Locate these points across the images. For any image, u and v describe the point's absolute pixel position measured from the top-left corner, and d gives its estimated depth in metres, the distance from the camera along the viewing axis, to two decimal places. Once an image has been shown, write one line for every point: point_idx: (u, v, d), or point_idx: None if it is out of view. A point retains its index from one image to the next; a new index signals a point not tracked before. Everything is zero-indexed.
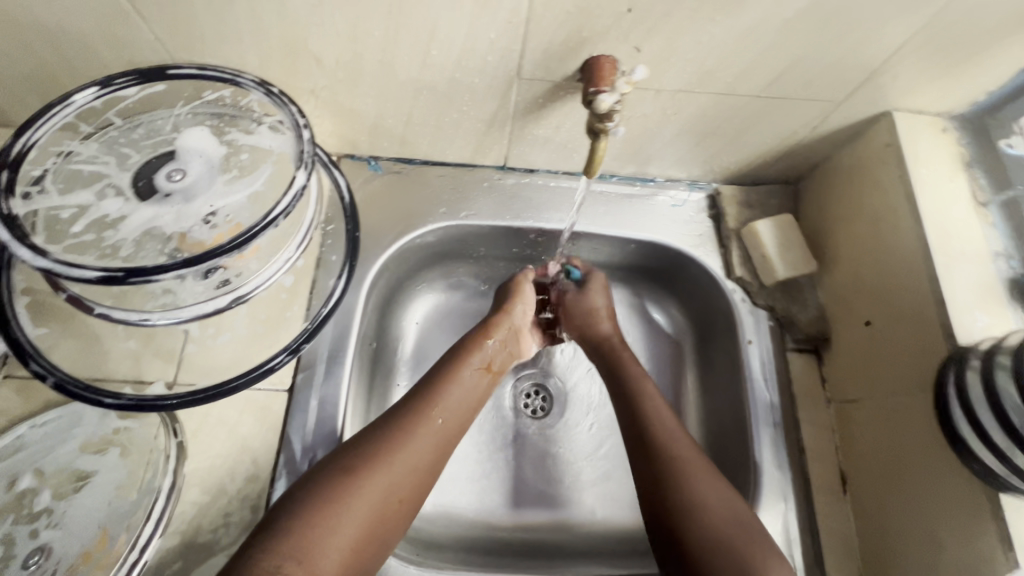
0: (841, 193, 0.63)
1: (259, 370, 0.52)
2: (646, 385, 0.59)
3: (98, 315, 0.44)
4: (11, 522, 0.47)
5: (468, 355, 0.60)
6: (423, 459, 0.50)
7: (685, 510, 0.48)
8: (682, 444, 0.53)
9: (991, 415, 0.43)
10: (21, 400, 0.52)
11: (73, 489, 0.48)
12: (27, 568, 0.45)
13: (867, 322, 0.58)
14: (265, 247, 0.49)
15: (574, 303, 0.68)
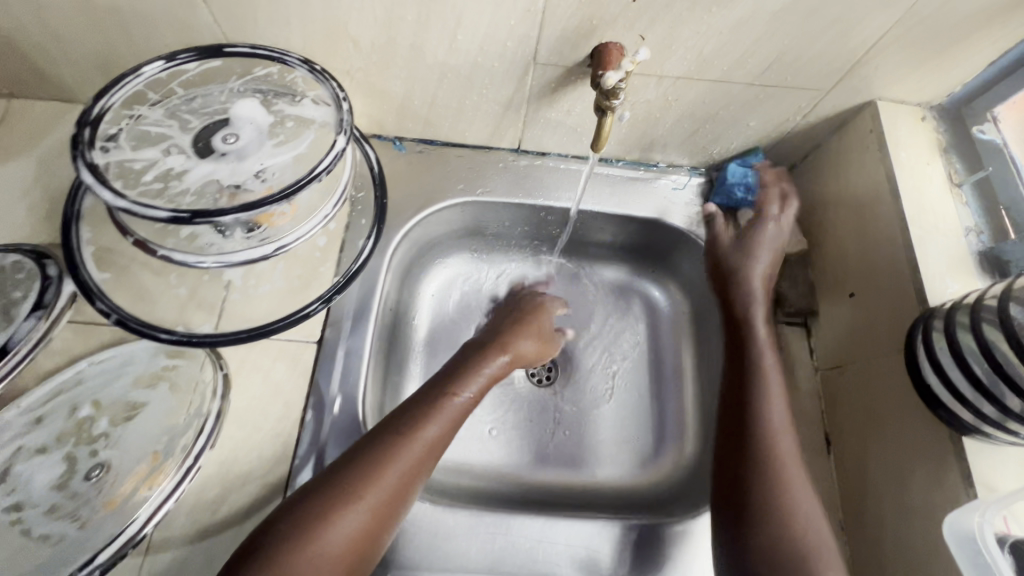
0: (829, 177, 0.68)
1: (296, 316, 0.58)
2: (771, 376, 0.58)
3: (161, 256, 0.51)
4: (73, 443, 0.53)
5: (467, 380, 0.57)
6: (408, 476, 0.49)
7: (776, 492, 0.50)
8: (787, 436, 0.54)
9: (953, 365, 0.48)
10: (80, 341, 0.58)
11: (127, 417, 0.54)
12: (89, 480, 0.51)
13: (851, 294, 0.62)
14: (304, 205, 0.55)
15: (735, 246, 0.68)
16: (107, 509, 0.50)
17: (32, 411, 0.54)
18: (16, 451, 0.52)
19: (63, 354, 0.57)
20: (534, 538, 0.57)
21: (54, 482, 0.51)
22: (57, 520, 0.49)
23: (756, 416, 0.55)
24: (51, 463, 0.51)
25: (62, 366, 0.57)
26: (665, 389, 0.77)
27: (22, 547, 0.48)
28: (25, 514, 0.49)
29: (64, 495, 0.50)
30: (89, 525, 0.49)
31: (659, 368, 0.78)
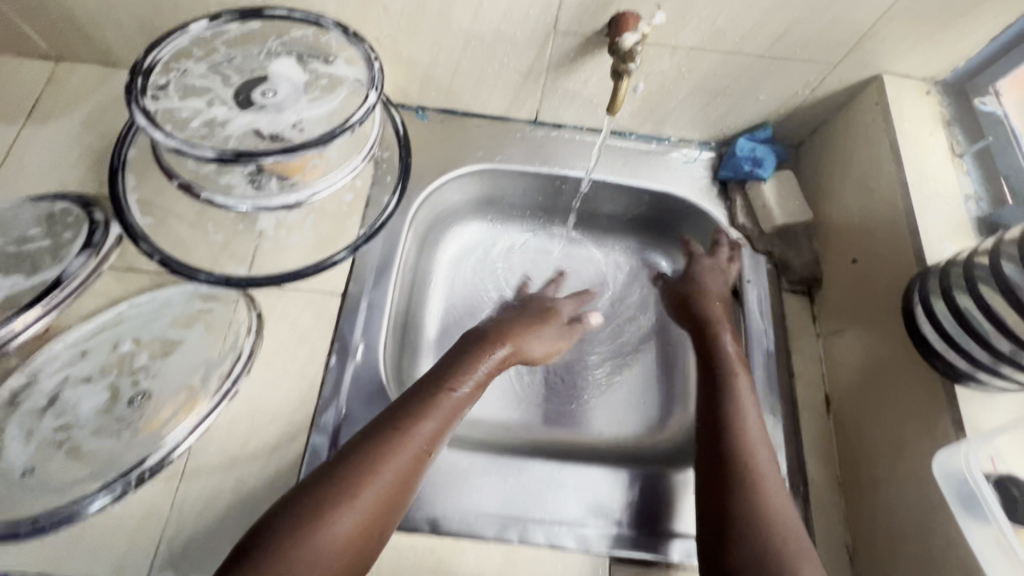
0: (836, 150, 0.70)
1: (326, 264, 0.62)
2: (741, 395, 0.59)
3: (205, 199, 0.56)
4: (116, 374, 0.56)
5: (456, 383, 0.57)
6: (410, 466, 0.50)
7: (753, 502, 0.50)
8: (763, 451, 0.55)
9: (949, 318, 0.51)
10: (121, 285, 0.62)
11: (165, 352, 0.58)
12: (133, 405, 0.55)
13: (854, 259, 0.65)
14: (335, 157, 0.59)
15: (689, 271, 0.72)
16: (151, 432, 0.54)
17: (77, 345, 0.58)
18: (63, 380, 0.56)
19: (105, 296, 0.61)
20: (546, 479, 0.60)
21: (101, 406, 0.55)
22: (104, 440, 0.53)
23: (732, 434, 0.56)
24: (96, 390, 0.55)
25: (104, 307, 0.61)
26: (670, 357, 0.79)
27: (72, 464, 0.52)
28: (73, 434, 0.53)
29: (109, 419, 0.54)
30: (135, 444, 0.53)
31: (665, 337, 0.81)
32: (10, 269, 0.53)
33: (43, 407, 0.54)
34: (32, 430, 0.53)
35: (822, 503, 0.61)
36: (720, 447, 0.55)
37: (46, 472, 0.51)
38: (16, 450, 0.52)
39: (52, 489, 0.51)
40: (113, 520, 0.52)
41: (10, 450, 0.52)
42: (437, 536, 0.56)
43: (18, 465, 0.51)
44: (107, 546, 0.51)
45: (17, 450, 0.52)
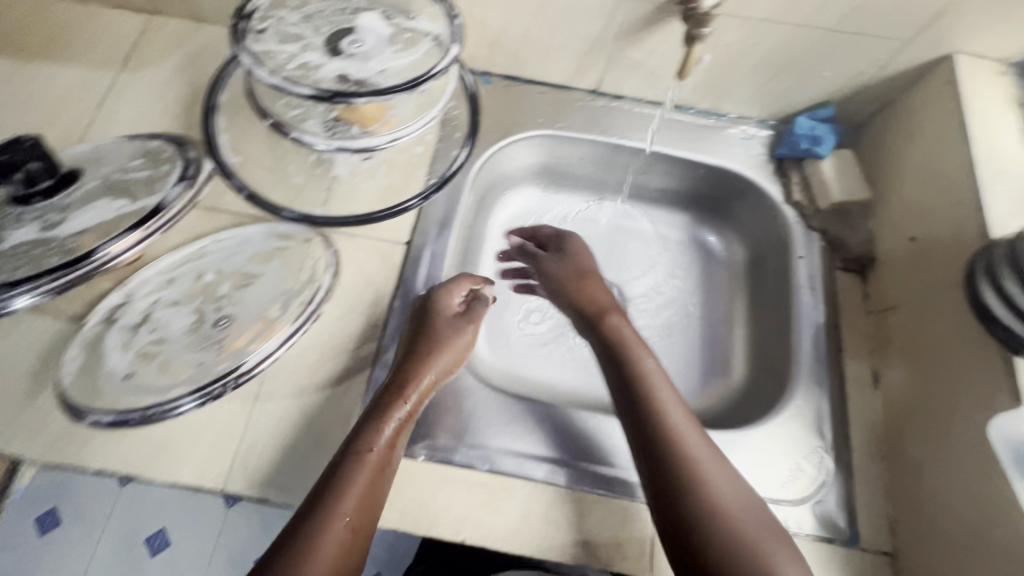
0: (900, 130, 0.71)
1: (397, 209, 0.67)
2: (658, 388, 0.58)
3: (294, 139, 0.61)
4: (201, 300, 0.60)
5: (371, 444, 0.52)
6: (369, 485, 0.50)
7: (717, 519, 0.49)
8: (723, 487, 0.51)
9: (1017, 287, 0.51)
10: (204, 223, 0.67)
11: (245, 283, 0.61)
12: (216, 327, 0.58)
13: (912, 237, 0.66)
14: (414, 110, 0.64)
15: (556, 273, 0.72)
16: (234, 351, 0.57)
17: (166, 273, 0.62)
18: (154, 302, 0.60)
19: (190, 233, 0.66)
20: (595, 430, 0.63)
21: (187, 328, 0.58)
22: (193, 356, 0.57)
23: (683, 481, 0.51)
24: (184, 313, 0.59)
25: (190, 242, 0.65)
26: (715, 333, 0.80)
27: (163, 376, 0.56)
28: (164, 350, 0.57)
29: (197, 338, 0.58)
30: (221, 361, 0.56)
31: (709, 311, 0.82)
32: (117, 193, 0.58)
33: (136, 324, 0.58)
34: (128, 341, 0.57)
35: (865, 474, 0.62)
36: (662, 461, 0.53)
37: (141, 379, 0.55)
38: (115, 357, 0.56)
39: (145, 395, 0.54)
40: (194, 431, 0.57)
41: (110, 358, 0.56)
42: (493, 475, 0.59)
43: (118, 371, 0.55)
44: (190, 453, 0.56)
45: (117, 357, 0.56)
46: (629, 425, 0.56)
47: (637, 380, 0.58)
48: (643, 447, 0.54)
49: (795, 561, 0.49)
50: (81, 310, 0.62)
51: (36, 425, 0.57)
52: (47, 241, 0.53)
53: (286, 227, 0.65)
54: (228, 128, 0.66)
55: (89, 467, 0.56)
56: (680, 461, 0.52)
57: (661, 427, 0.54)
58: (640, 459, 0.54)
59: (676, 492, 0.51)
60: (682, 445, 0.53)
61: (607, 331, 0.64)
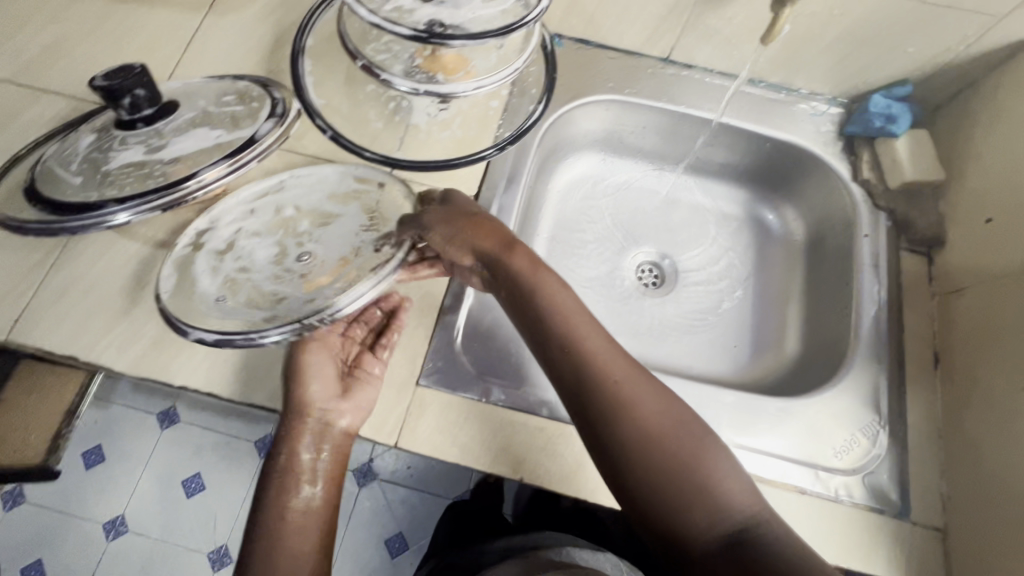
0: (982, 112, 0.69)
1: (474, 157, 0.68)
2: (572, 318, 0.51)
3: (385, 81, 0.62)
4: (282, 234, 0.63)
5: (282, 506, 0.53)
6: (299, 535, 0.52)
7: (653, 446, 0.44)
8: (647, 409, 0.46)
9: None
10: (284, 164, 0.70)
11: (324, 222, 0.63)
12: (298, 261, 0.61)
13: (988, 219, 0.65)
14: (497, 60, 0.64)
15: (445, 225, 0.56)
16: (318, 287, 0.58)
17: (248, 203, 0.65)
18: (237, 232, 0.63)
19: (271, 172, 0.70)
20: None
21: (272, 260, 0.61)
22: (279, 287, 0.59)
23: (602, 409, 0.46)
24: (268, 245, 0.62)
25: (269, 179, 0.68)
26: (769, 308, 0.81)
27: (251, 302, 0.58)
28: (251, 279, 0.60)
29: (280, 270, 0.61)
30: (305, 296, 0.57)
31: (763, 286, 0.82)
32: (213, 124, 0.60)
33: (223, 251, 0.62)
34: (217, 267, 0.60)
35: (920, 450, 0.62)
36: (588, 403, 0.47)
37: (231, 303, 0.58)
38: (206, 281, 0.59)
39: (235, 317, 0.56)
40: (272, 357, 0.61)
41: (201, 280, 0.59)
42: (552, 421, 0.61)
43: (210, 293, 0.58)
44: (268, 376, 0.60)
45: (208, 280, 0.59)
46: (548, 366, 0.50)
47: (548, 307, 0.51)
48: (571, 393, 0.48)
49: (738, 478, 0.44)
50: (168, 237, 0.66)
51: (125, 341, 0.61)
52: (149, 163, 0.57)
53: (366, 172, 0.67)
54: (314, 72, 0.68)
55: (175, 381, 0.60)
56: (599, 388, 0.47)
57: (580, 361, 0.48)
58: (561, 392, 0.49)
59: (598, 422, 0.46)
60: (606, 378, 0.47)
61: (510, 266, 0.54)
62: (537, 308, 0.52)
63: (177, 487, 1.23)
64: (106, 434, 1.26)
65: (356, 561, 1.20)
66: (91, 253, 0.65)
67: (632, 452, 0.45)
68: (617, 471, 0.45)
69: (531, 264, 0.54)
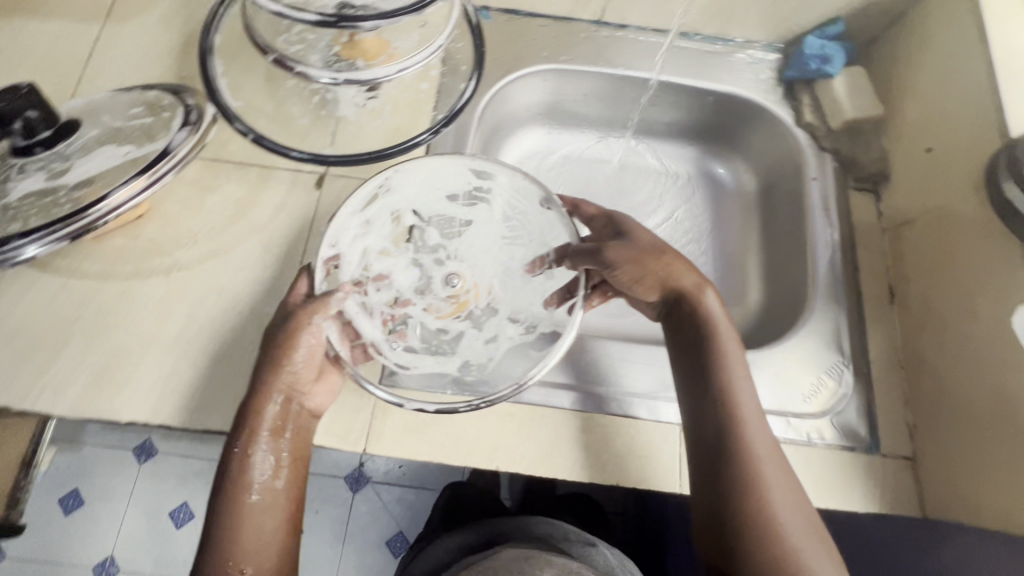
0: (913, 42, 0.70)
1: (408, 145, 0.66)
2: (737, 383, 0.53)
3: (299, 73, 0.58)
4: (414, 251, 0.65)
5: (245, 485, 0.49)
6: (272, 501, 0.50)
7: (766, 531, 0.47)
8: (780, 485, 0.49)
9: None
10: (210, 174, 0.66)
11: (455, 232, 0.66)
12: (449, 284, 0.64)
13: (928, 148, 0.66)
14: (420, 41, 0.62)
15: (637, 269, 0.57)
16: (484, 314, 0.64)
17: (361, 214, 0.61)
18: (365, 252, 0.62)
19: (196, 185, 0.66)
20: (619, 357, 0.65)
21: (417, 284, 0.64)
22: (446, 321, 0.63)
23: (738, 471, 0.49)
24: (406, 266, 0.64)
25: (208, 200, 0.65)
26: (730, 263, 0.80)
27: (425, 342, 0.61)
28: (412, 314, 0.62)
29: (430, 295, 0.64)
30: (480, 330, 0.63)
31: (719, 243, 0.82)
32: (121, 141, 0.56)
33: (361, 280, 0.61)
34: (368, 306, 0.60)
35: (884, 383, 0.63)
36: (721, 465, 0.50)
37: (407, 347, 0.61)
38: (368, 327, 0.59)
39: (424, 365, 0.60)
40: (223, 379, 0.58)
41: (362, 325, 0.59)
42: (520, 405, 0.60)
43: (378, 339, 0.60)
44: (222, 399, 0.58)
45: (370, 327, 0.60)
46: (691, 414, 0.54)
47: (717, 365, 0.54)
48: (706, 445, 0.52)
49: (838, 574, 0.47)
50: (96, 266, 0.62)
51: (62, 382, 0.57)
52: (56, 190, 0.53)
53: (485, 165, 0.64)
54: (228, 73, 0.64)
55: (121, 418, 0.57)
56: (743, 458, 0.50)
57: (729, 425, 0.51)
58: (694, 436, 0.53)
59: (728, 484, 0.49)
60: (748, 450, 0.50)
61: (695, 315, 0.56)
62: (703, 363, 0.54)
63: (164, 520, 1.19)
64: (80, 477, 1.20)
65: (356, 568, 1.19)
66: (10, 293, 0.60)
67: (749, 518, 0.48)
68: (726, 528, 0.48)
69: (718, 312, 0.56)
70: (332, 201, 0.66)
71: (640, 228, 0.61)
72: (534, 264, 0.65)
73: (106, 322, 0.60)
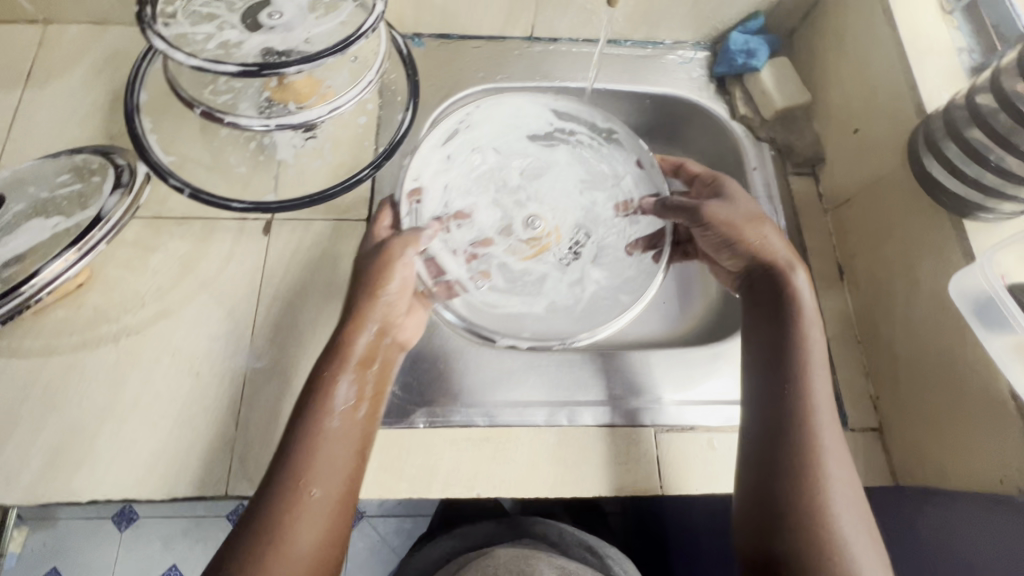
0: (828, 30, 0.73)
1: (351, 181, 0.64)
2: (812, 369, 0.52)
3: (229, 123, 0.57)
4: (499, 195, 0.70)
5: (326, 411, 0.49)
6: (354, 428, 0.50)
7: (821, 522, 0.46)
8: (843, 497, 0.47)
9: (950, 144, 0.55)
10: (151, 233, 0.64)
11: (536, 173, 0.71)
12: (529, 225, 0.69)
13: (855, 129, 0.68)
14: (349, 77, 0.61)
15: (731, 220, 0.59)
16: (566, 257, 0.68)
17: (442, 151, 0.68)
18: (445, 187, 0.68)
19: (138, 245, 0.64)
20: (588, 368, 0.65)
21: (500, 225, 0.68)
22: (526, 263, 0.67)
23: (800, 469, 0.48)
24: (489, 207, 0.69)
25: (152, 258, 0.63)
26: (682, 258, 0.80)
27: (508, 282, 0.66)
28: (493, 254, 0.67)
29: (514, 237, 0.68)
30: (565, 274, 0.67)
31: None
32: (51, 212, 0.55)
33: (445, 217, 0.67)
34: (451, 244, 0.66)
35: (843, 358, 0.65)
36: (783, 443, 0.49)
37: (491, 287, 0.66)
38: (451, 264, 0.65)
39: (509, 304, 0.66)
40: (188, 443, 0.57)
41: (447, 261, 0.65)
42: (494, 427, 0.60)
43: (462, 277, 0.65)
44: (189, 464, 0.56)
45: (454, 264, 0.65)
46: (758, 390, 0.53)
47: (797, 356, 0.52)
48: (769, 419, 0.51)
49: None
50: (39, 342, 0.59)
51: (14, 468, 0.55)
52: None
53: (565, 107, 0.72)
54: (157, 128, 0.62)
55: (82, 498, 0.54)
56: (809, 443, 0.49)
57: (796, 410, 0.50)
58: (758, 411, 0.52)
59: (786, 464, 0.48)
60: (815, 437, 0.49)
61: (783, 287, 0.56)
62: (778, 350, 0.53)
63: None
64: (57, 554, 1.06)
65: None
66: None
67: (803, 519, 0.46)
68: (777, 525, 0.46)
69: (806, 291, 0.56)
70: (282, 245, 0.65)
71: (734, 186, 0.63)
72: (621, 205, 0.70)
73: (56, 399, 0.57)
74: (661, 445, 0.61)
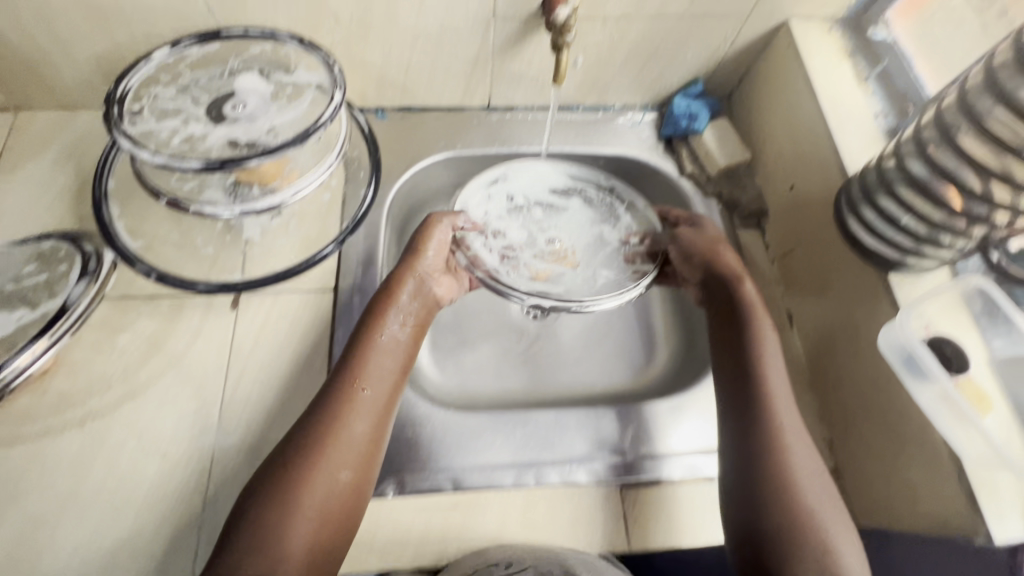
0: (761, 94, 0.79)
1: (315, 258, 0.68)
2: (768, 348, 0.58)
3: (196, 211, 0.61)
4: (527, 223, 0.76)
5: (377, 329, 0.58)
6: (399, 344, 0.59)
7: (785, 483, 0.50)
8: (803, 455, 0.51)
9: (870, 210, 0.60)
10: (117, 313, 0.65)
11: (557, 213, 0.77)
12: (551, 244, 0.75)
13: (792, 186, 0.73)
14: (312, 159, 0.65)
15: (694, 236, 0.68)
16: (581, 267, 0.73)
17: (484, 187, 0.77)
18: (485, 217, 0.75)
19: (104, 327, 0.64)
20: (551, 426, 0.66)
21: (527, 241, 0.74)
22: (550, 265, 0.73)
23: (766, 440, 0.52)
24: (518, 228, 0.75)
25: (119, 338, 0.64)
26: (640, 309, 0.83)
27: (538, 275, 0.72)
28: (522, 257, 0.73)
29: (540, 249, 0.74)
30: (580, 272, 0.73)
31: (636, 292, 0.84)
32: (14, 303, 0.58)
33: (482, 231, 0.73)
34: (488, 246, 0.72)
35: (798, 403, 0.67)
36: (749, 410, 0.54)
37: (524, 279, 0.71)
38: (489, 259, 0.71)
39: (540, 286, 0.70)
40: (152, 527, 0.56)
41: (484, 257, 0.70)
42: (461, 491, 0.61)
43: (498, 269, 0.70)
44: (152, 549, 0.55)
45: (491, 258, 0.71)
46: (726, 374, 0.58)
47: (754, 341, 0.58)
48: (735, 396, 0.56)
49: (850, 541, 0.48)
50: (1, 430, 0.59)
51: None
52: None
53: (581, 172, 0.79)
54: (124, 215, 0.66)
55: None
56: (769, 414, 0.53)
57: (758, 387, 0.55)
58: (726, 392, 0.57)
59: (752, 436, 0.52)
60: (775, 408, 0.53)
61: (743, 295, 0.62)
62: (738, 340, 0.59)
63: None
64: None
65: None
66: None
67: (768, 481, 0.50)
68: (750, 491, 0.50)
69: (756, 297, 0.62)
70: (249, 320, 0.66)
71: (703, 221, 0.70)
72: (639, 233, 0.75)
73: (17, 488, 0.57)
74: (627, 501, 0.62)
